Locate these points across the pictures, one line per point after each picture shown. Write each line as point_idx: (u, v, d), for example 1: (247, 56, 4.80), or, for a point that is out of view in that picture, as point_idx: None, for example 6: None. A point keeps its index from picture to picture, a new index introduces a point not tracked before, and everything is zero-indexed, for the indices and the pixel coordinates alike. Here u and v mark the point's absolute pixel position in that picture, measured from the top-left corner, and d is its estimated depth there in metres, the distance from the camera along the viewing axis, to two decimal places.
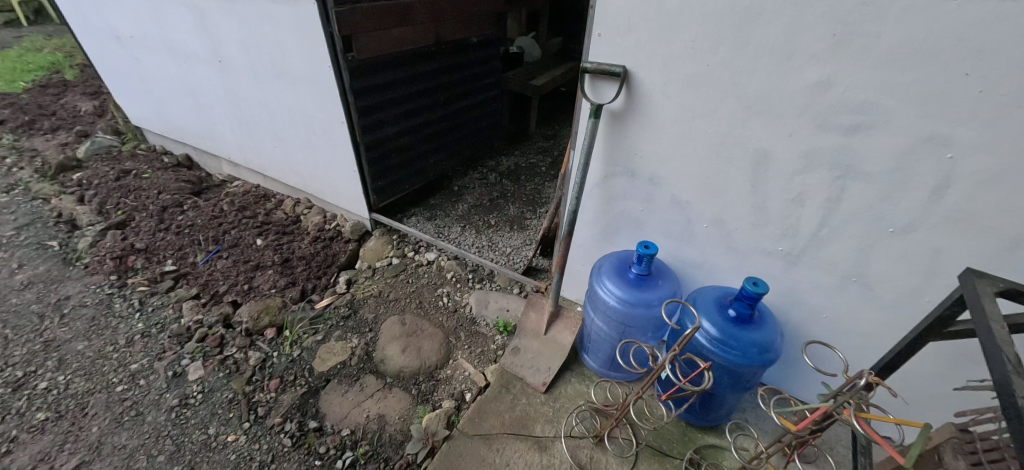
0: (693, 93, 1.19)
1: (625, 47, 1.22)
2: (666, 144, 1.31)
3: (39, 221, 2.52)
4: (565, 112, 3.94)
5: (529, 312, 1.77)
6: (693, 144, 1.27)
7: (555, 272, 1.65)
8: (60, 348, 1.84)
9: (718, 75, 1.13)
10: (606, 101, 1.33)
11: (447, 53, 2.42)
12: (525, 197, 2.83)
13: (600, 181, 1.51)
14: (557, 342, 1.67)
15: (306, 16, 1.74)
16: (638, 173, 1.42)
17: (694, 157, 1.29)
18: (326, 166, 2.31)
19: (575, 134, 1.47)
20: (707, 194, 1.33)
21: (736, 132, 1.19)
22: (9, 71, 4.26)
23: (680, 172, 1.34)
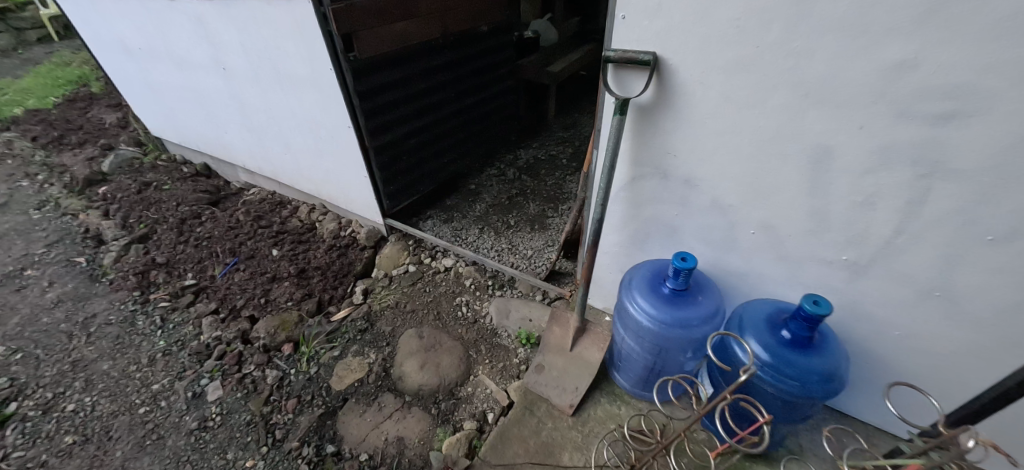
0: (737, 81, 1.01)
1: (654, 29, 1.04)
2: (704, 141, 1.14)
3: (67, 238, 2.57)
4: (585, 98, 3.73)
5: (553, 327, 1.64)
6: (737, 140, 1.09)
7: (580, 283, 1.50)
8: (86, 368, 1.85)
9: (767, 58, 0.95)
10: (633, 95, 1.16)
11: (457, 45, 2.28)
12: (546, 194, 2.68)
13: (627, 184, 1.35)
14: (585, 360, 1.53)
15: (303, 16, 1.63)
16: (672, 175, 1.25)
17: (738, 156, 1.11)
18: (336, 172, 2.24)
19: (598, 134, 1.31)
20: (755, 196, 1.15)
21: (790, 124, 1.00)
22: (41, 87, 4.40)
23: (721, 172, 1.16)
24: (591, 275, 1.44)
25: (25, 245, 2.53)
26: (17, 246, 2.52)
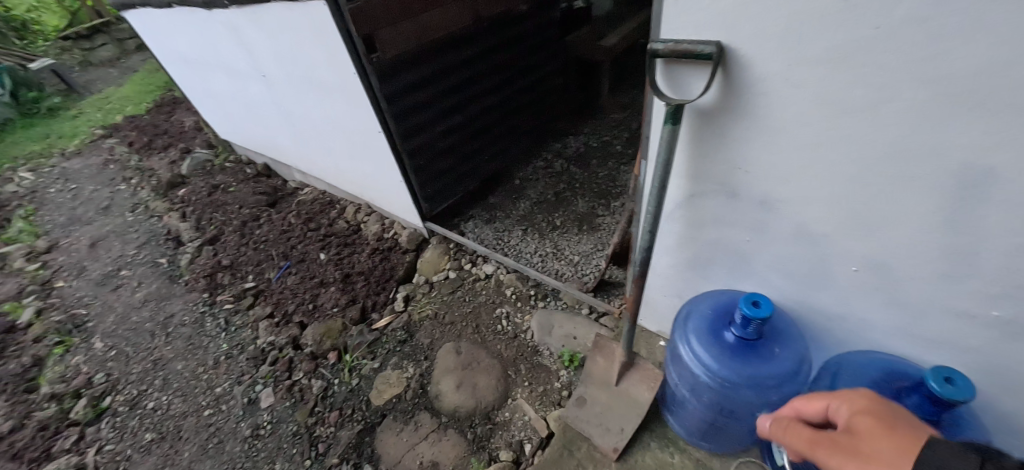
0: (840, 77, 0.72)
1: (718, 8, 0.77)
2: (787, 155, 0.87)
3: (154, 239, 2.84)
4: (646, 71, 3.31)
5: (597, 356, 1.45)
6: (835, 155, 0.81)
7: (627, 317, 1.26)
8: (165, 367, 2.03)
9: (887, 46, 0.65)
10: (690, 98, 0.91)
11: (493, 30, 2.09)
12: (597, 188, 2.43)
13: (684, 201, 1.11)
14: (632, 399, 1.34)
15: (320, 19, 1.55)
16: (742, 193, 1.00)
17: (835, 175, 0.83)
18: (375, 175, 2.20)
19: (648, 142, 1.07)
20: (858, 225, 0.87)
21: (923, 136, 0.70)
22: (137, 94, 4.89)
23: (811, 193, 0.89)
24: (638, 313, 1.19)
25: (122, 246, 2.84)
26: (115, 247, 2.84)
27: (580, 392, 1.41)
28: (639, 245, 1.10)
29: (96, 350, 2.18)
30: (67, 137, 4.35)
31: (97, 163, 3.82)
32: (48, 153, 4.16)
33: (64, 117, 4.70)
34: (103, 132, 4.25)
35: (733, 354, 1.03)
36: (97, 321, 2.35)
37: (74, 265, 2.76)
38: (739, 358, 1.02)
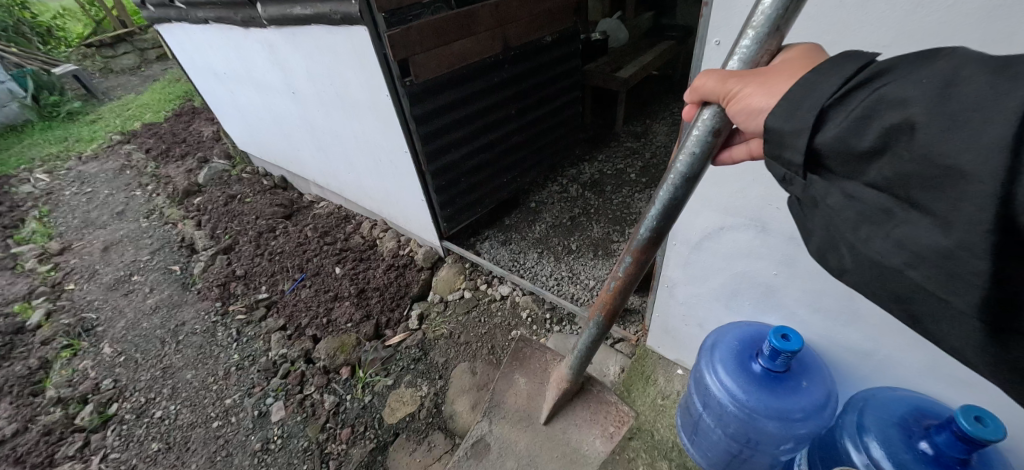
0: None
1: None
2: (929, 30, 0.66)
3: (167, 245, 2.84)
4: (658, 103, 3.42)
5: (517, 376, 1.36)
6: (1012, 30, 0.60)
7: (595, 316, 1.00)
8: (174, 376, 2.01)
9: None
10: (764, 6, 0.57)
11: (520, 59, 2.19)
12: (611, 214, 2.47)
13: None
14: (575, 447, 1.21)
15: (361, 45, 1.63)
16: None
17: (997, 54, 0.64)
18: (395, 193, 2.26)
19: (715, 11, 0.84)
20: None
21: None
22: (157, 102, 4.98)
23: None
24: (620, 306, 0.94)
25: (135, 251, 2.85)
26: (128, 252, 2.85)
27: (483, 431, 1.30)
28: (672, 174, 0.67)
29: (105, 355, 2.17)
30: (85, 141, 4.41)
31: (113, 168, 3.87)
32: (63, 156, 4.20)
33: (83, 122, 4.79)
34: (121, 138, 4.32)
35: (759, 384, 1.06)
36: (106, 325, 2.34)
37: (86, 268, 2.76)
38: (766, 389, 1.05)
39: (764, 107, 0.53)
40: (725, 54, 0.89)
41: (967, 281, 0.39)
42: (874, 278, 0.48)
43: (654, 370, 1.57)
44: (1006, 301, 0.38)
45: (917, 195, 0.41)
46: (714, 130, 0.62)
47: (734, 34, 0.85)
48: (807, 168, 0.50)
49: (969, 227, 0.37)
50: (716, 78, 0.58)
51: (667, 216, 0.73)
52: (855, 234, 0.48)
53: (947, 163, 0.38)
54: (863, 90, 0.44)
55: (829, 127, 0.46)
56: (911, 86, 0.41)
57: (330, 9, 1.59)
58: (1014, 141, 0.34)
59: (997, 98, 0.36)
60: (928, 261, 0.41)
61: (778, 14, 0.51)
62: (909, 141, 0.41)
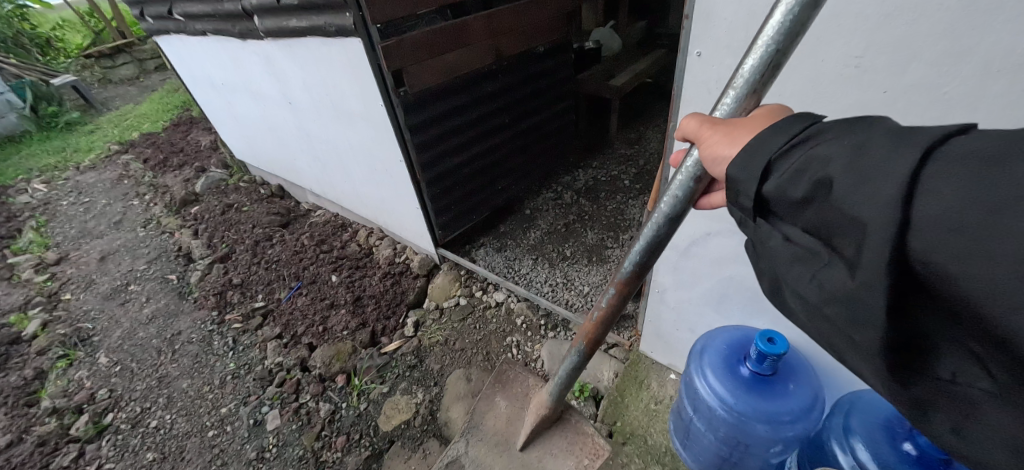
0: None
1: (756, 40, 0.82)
2: (896, 41, 0.68)
3: (165, 255, 2.85)
4: (652, 110, 3.47)
5: (498, 398, 1.40)
6: (978, 40, 0.62)
7: (579, 343, 1.01)
8: (169, 385, 2.02)
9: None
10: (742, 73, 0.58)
11: (514, 67, 2.23)
12: (606, 221, 2.49)
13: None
14: None
15: (355, 56, 1.67)
16: (818, 100, 0.81)
17: (965, 64, 0.65)
18: (391, 201, 2.28)
19: (696, 23, 0.87)
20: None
21: None
22: (156, 112, 5.02)
23: (919, 94, 0.71)
24: (602, 336, 0.96)
25: (132, 261, 2.85)
26: (125, 262, 2.86)
27: (459, 453, 1.32)
28: (656, 214, 0.70)
29: (100, 365, 2.17)
30: (83, 151, 4.43)
31: (111, 178, 3.89)
32: (62, 166, 4.22)
33: (82, 133, 4.81)
34: (119, 148, 4.34)
35: (748, 387, 1.07)
36: (102, 335, 2.34)
37: (82, 278, 2.77)
38: (754, 393, 1.07)
39: (726, 155, 0.56)
40: (706, 65, 0.91)
41: (868, 322, 0.41)
42: (805, 316, 0.50)
43: (647, 375, 1.59)
44: (912, 342, 0.41)
45: (836, 242, 0.43)
46: (695, 177, 0.63)
47: (714, 46, 0.88)
48: (756, 212, 0.53)
49: (869, 273, 0.39)
50: (693, 126, 0.62)
51: (649, 254, 0.76)
52: (789, 273, 0.50)
53: (853, 213, 0.40)
54: (798, 149, 0.48)
55: (772, 179, 0.49)
56: (833, 149, 0.44)
57: (325, 21, 1.63)
58: (906, 195, 0.37)
59: (894, 158, 0.39)
60: (838, 301, 0.43)
61: (755, 79, 0.56)
62: (830, 194, 0.43)
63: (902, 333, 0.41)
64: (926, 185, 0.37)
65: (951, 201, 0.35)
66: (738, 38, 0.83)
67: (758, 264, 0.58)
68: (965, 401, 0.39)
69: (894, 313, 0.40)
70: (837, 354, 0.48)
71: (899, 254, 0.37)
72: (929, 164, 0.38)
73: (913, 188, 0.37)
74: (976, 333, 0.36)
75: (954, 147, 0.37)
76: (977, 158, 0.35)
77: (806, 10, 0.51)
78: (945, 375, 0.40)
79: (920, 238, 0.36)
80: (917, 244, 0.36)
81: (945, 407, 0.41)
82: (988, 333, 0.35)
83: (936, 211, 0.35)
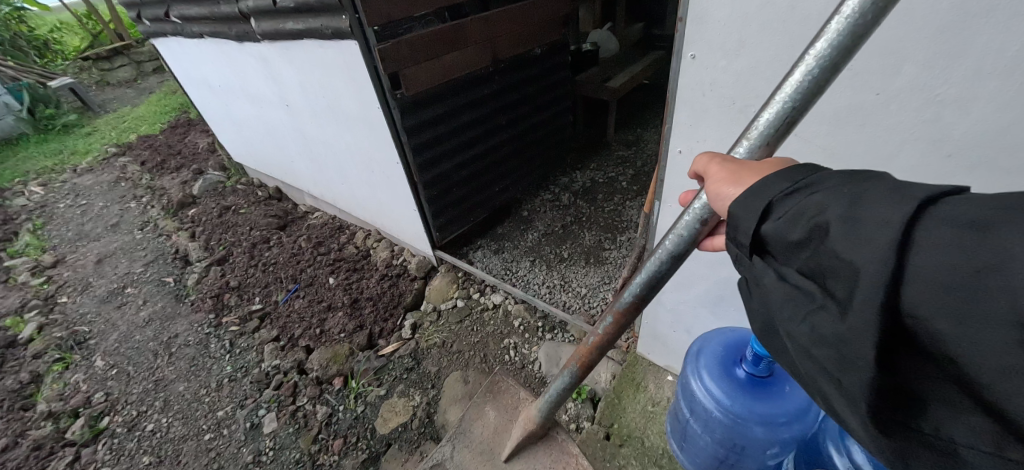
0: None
1: (749, 43, 0.81)
2: (889, 45, 0.68)
3: (162, 257, 2.85)
4: (649, 111, 3.47)
5: (488, 407, 1.40)
6: (967, 43, 0.62)
7: (574, 363, 1.00)
8: (166, 388, 2.01)
9: None
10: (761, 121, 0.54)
11: (511, 69, 2.23)
12: (603, 222, 2.49)
13: (729, 115, 0.93)
14: None
15: (352, 59, 1.67)
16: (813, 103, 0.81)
17: (958, 67, 0.65)
18: (388, 203, 2.28)
19: (691, 25, 0.87)
20: (982, 146, 0.70)
21: None
22: (154, 114, 5.01)
23: (912, 96, 0.71)
24: (595, 362, 0.94)
25: (129, 263, 2.85)
26: (122, 264, 2.85)
27: (444, 457, 1.32)
28: (659, 251, 0.68)
29: (97, 369, 2.16)
30: (81, 153, 4.43)
31: (109, 180, 3.88)
32: (59, 169, 4.22)
33: (79, 135, 4.81)
34: (117, 150, 4.34)
35: (744, 390, 1.07)
36: (98, 339, 2.34)
37: (79, 281, 2.77)
38: (750, 395, 1.06)
39: (729, 195, 0.55)
40: (700, 67, 0.91)
41: (857, 365, 0.40)
42: (794, 358, 0.49)
43: (644, 377, 1.58)
44: (900, 394, 0.40)
45: (830, 283, 0.43)
46: (701, 219, 0.61)
47: (708, 48, 0.88)
48: (752, 251, 0.53)
49: (859, 317, 0.38)
50: (702, 163, 0.62)
51: (649, 289, 0.74)
52: (781, 313, 0.49)
53: (848, 258, 0.40)
54: (798, 197, 0.47)
55: (772, 221, 0.49)
56: (830, 196, 0.44)
57: (321, 23, 1.63)
58: (901, 246, 0.37)
59: (888, 209, 0.39)
60: (826, 342, 0.42)
61: (768, 134, 0.53)
62: (825, 238, 0.43)
63: (891, 382, 0.40)
64: (920, 240, 0.37)
65: (945, 257, 0.35)
66: (731, 40, 0.83)
67: (751, 302, 0.58)
68: (951, 454, 0.39)
69: (883, 360, 0.39)
70: (825, 398, 0.46)
71: (891, 301, 0.37)
72: (920, 220, 0.38)
73: (906, 240, 0.37)
74: (962, 384, 0.37)
75: (947, 207, 0.37)
76: (969, 217, 0.35)
77: (827, 73, 0.48)
78: (926, 429, 0.40)
79: (912, 291, 0.36)
80: (909, 295, 0.37)
81: (928, 458, 0.40)
82: (976, 389, 0.35)
83: (930, 266, 0.35)
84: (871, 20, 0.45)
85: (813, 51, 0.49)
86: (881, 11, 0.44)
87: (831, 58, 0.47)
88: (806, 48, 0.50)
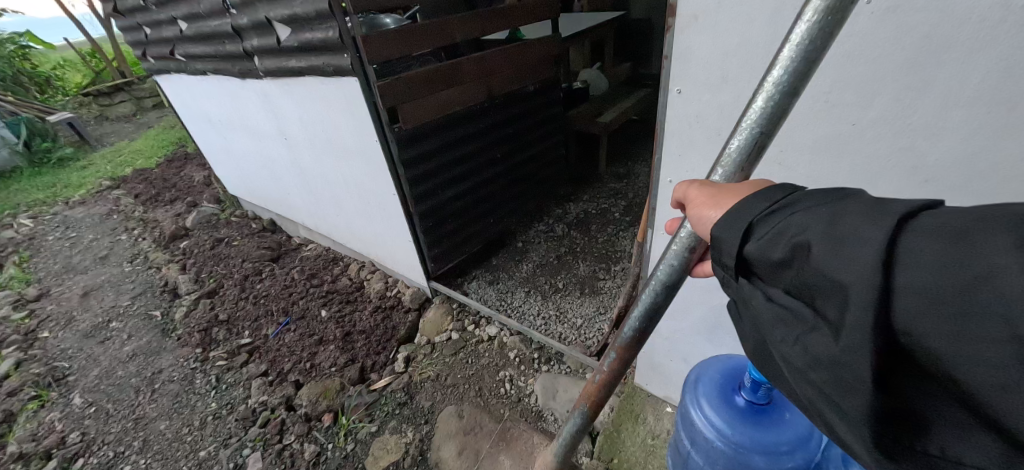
0: (877, 38, 0.69)
1: (730, 78, 0.87)
2: (861, 79, 0.74)
3: (150, 290, 2.79)
4: (639, 145, 3.59)
5: None
6: (933, 76, 0.67)
7: (581, 404, 0.99)
8: (146, 427, 1.92)
9: (924, 18, 0.63)
10: (730, 149, 0.56)
11: (505, 105, 2.32)
12: (597, 252, 2.52)
13: (716, 145, 0.97)
14: None
15: (352, 94, 1.73)
16: (795, 133, 0.86)
17: (924, 100, 0.70)
18: (383, 234, 2.29)
19: (675, 63, 0.93)
20: (955, 171, 0.74)
21: (1010, 61, 0.61)
22: (150, 148, 5.06)
23: (885, 126, 0.76)
24: (604, 398, 0.93)
25: (116, 297, 2.79)
26: (108, 298, 2.79)
27: None
28: (651, 280, 0.69)
29: (74, 407, 2.07)
30: (74, 187, 4.42)
31: (100, 212, 3.86)
32: (50, 201, 4.19)
33: (74, 169, 4.82)
34: (111, 184, 4.34)
35: (745, 419, 1.05)
36: (78, 375, 2.26)
37: (62, 315, 2.69)
38: (751, 424, 1.04)
39: (710, 217, 0.56)
40: (686, 100, 0.97)
41: (856, 387, 0.41)
42: (792, 381, 0.49)
43: (643, 409, 1.56)
44: (900, 415, 0.41)
45: (820, 304, 0.44)
46: (689, 247, 0.63)
47: (693, 84, 0.93)
48: (738, 273, 0.54)
49: (853, 338, 0.40)
50: (680, 190, 0.63)
51: (647, 320, 0.75)
52: (773, 335, 0.50)
53: (835, 277, 0.42)
54: (777, 214, 0.49)
55: (753, 241, 0.51)
56: (812, 215, 0.47)
57: (323, 61, 1.70)
58: (886, 263, 0.39)
59: (871, 226, 0.41)
60: (822, 365, 0.43)
61: (741, 159, 0.56)
62: (808, 257, 0.45)
63: (889, 403, 0.41)
64: (903, 256, 0.39)
65: (929, 273, 0.37)
66: (715, 75, 0.89)
67: (742, 323, 0.60)
68: None
69: (879, 381, 0.40)
70: (826, 421, 0.47)
71: (885, 318, 0.39)
72: (903, 236, 0.40)
73: (891, 256, 0.39)
74: (964, 402, 0.38)
75: (925, 221, 0.40)
76: (947, 232, 0.38)
77: (787, 97, 0.51)
78: (933, 450, 0.40)
79: (904, 309, 0.38)
80: (901, 313, 0.38)
81: None
82: (977, 405, 0.36)
83: (919, 282, 0.37)
84: (819, 45, 0.48)
85: (771, 79, 0.51)
86: (827, 37, 0.47)
87: (789, 83, 0.50)
88: (763, 76, 0.52)
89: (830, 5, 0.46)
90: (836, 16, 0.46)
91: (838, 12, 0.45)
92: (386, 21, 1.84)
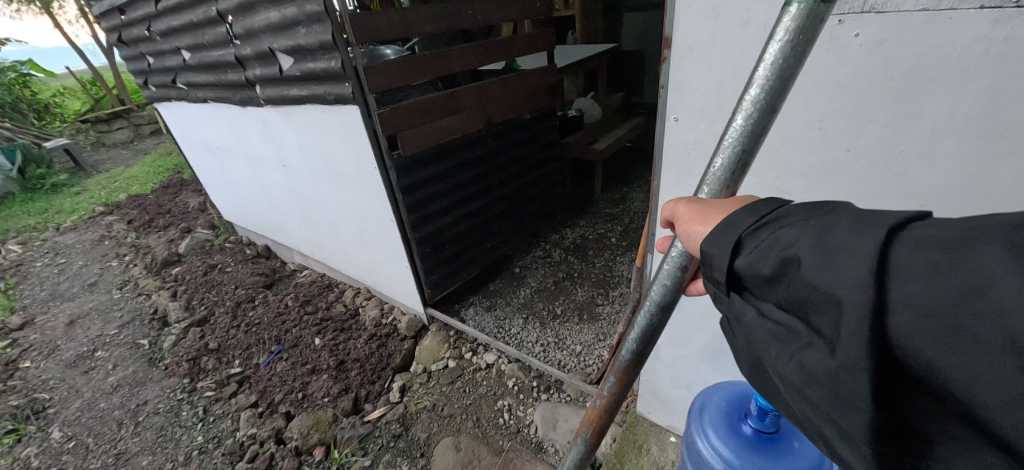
0: (867, 69, 0.72)
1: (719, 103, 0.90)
2: (853, 108, 0.76)
3: (138, 318, 2.72)
4: (633, 171, 3.65)
5: None
6: (923, 105, 0.70)
7: (583, 431, 0.96)
8: (127, 463, 1.84)
9: (910, 51, 0.67)
10: (714, 166, 0.57)
11: (502, 132, 2.36)
12: (595, 278, 2.51)
13: None
14: None
15: (352, 122, 1.75)
16: (790, 158, 0.88)
17: (915, 126, 0.72)
18: (380, 260, 2.28)
19: (672, 92, 0.96)
20: (948, 194, 0.75)
21: (994, 90, 0.63)
22: (147, 174, 5.06)
23: (879, 152, 0.78)
24: (606, 425, 0.91)
25: (102, 325, 2.71)
26: (95, 326, 2.71)
27: None
28: (646, 302, 0.68)
29: (52, 441, 1.98)
30: (66, 213, 4.38)
31: (92, 238, 3.82)
32: (42, 227, 4.15)
33: (67, 195, 4.80)
34: (104, 209, 4.31)
35: (753, 448, 1.02)
36: (59, 407, 2.17)
37: (46, 344, 2.62)
38: (759, 454, 1.01)
39: (699, 233, 0.57)
40: (682, 128, 0.99)
41: (854, 404, 0.40)
42: (791, 401, 0.48)
43: (646, 439, 1.52)
44: (901, 433, 0.40)
45: (814, 319, 0.44)
46: (681, 266, 0.63)
47: (688, 111, 0.96)
48: (729, 288, 0.54)
49: (849, 352, 0.39)
50: (668, 209, 0.64)
51: (646, 343, 0.74)
52: (768, 352, 0.50)
53: (828, 291, 0.41)
54: (765, 230, 0.50)
55: (743, 257, 0.51)
56: (799, 230, 0.47)
57: (325, 90, 1.73)
58: (879, 277, 0.39)
59: (862, 240, 0.41)
60: (820, 382, 0.43)
61: (725, 176, 0.56)
62: (800, 271, 0.45)
63: (888, 419, 0.40)
64: (897, 267, 0.39)
65: (924, 286, 0.37)
66: (710, 104, 0.92)
67: (737, 343, 0.59)
68: None
69: (879, 398, 0.39)
70: (830, 444, 0.46)
71: (879, 332, 0.39)
72: (892, 249, 0.40)
73: (884, 270, 0.39)
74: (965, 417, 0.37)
75: (915, 233, 0.40)
76: (937, 244, 0.38)
77: (765, 115, 0.52)
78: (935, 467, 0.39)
79: (900, 323, 0.38)
80: (898, 325, 0.38)
81: None
82: (976, 420, 0.35)
83: (917, 296, 0.37)
84: (792, 64, 0.50)
85: (748, 97, 0.52)
86: (798, 56, 0.49)
87: (766, 101, 0.51)
88: (741, 95, 0.53)
89: (799, 25, 0.48)
90: (805, 36, 0.48)
91: (807, 31, 0.47)
92: (386, 52, 1.89)
